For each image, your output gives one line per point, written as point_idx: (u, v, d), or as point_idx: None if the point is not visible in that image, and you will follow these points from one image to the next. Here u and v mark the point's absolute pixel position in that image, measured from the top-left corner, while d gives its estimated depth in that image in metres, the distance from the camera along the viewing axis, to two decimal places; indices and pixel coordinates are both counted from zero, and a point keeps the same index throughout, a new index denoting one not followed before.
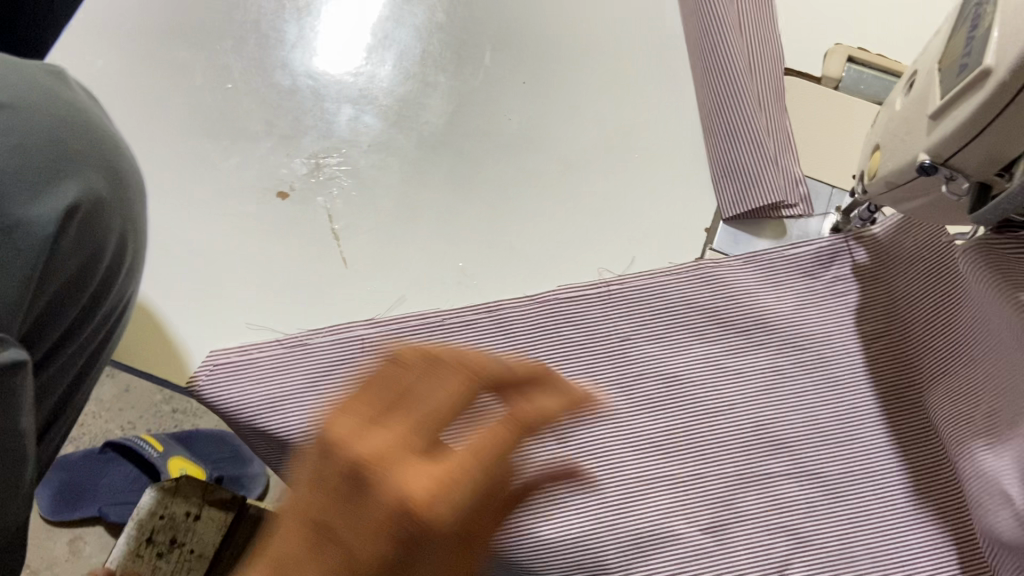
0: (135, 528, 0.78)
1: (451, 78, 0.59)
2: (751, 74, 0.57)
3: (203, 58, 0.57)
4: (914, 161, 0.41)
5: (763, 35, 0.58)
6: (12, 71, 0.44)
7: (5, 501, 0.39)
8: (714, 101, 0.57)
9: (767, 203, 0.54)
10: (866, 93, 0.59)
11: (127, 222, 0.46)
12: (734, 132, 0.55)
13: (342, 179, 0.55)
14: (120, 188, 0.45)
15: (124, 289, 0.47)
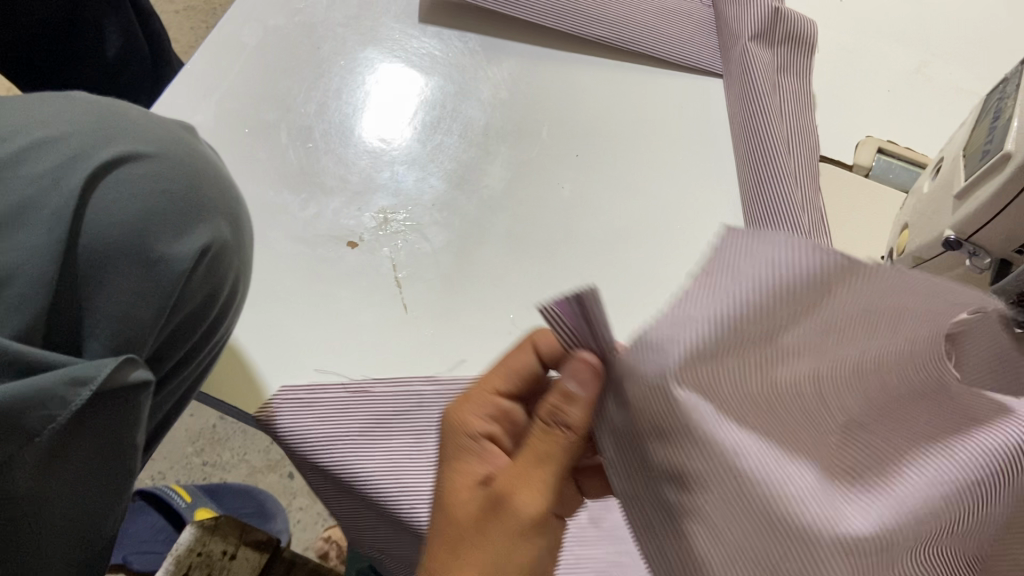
0: (173, 563, 0.79)
1: (511, 147, 0.64)
2: (790, 160, 0.61)
3: (289, 119, 0.62)
4: (939, 237, 0.44)
5: (800, 123, 0.63)
6: (151, 121, 0.45)
7: (110, 504, 0.42)
8: (754, 180, 0.62)
9: None
10: (894, 181, 0.63)
11: (242, 268, 0.45)
12: (774, 212, 0.59)
13: (406, 234, 0.59)
14: (239, 232, 0.45)
15: (213, 333, 0.46)
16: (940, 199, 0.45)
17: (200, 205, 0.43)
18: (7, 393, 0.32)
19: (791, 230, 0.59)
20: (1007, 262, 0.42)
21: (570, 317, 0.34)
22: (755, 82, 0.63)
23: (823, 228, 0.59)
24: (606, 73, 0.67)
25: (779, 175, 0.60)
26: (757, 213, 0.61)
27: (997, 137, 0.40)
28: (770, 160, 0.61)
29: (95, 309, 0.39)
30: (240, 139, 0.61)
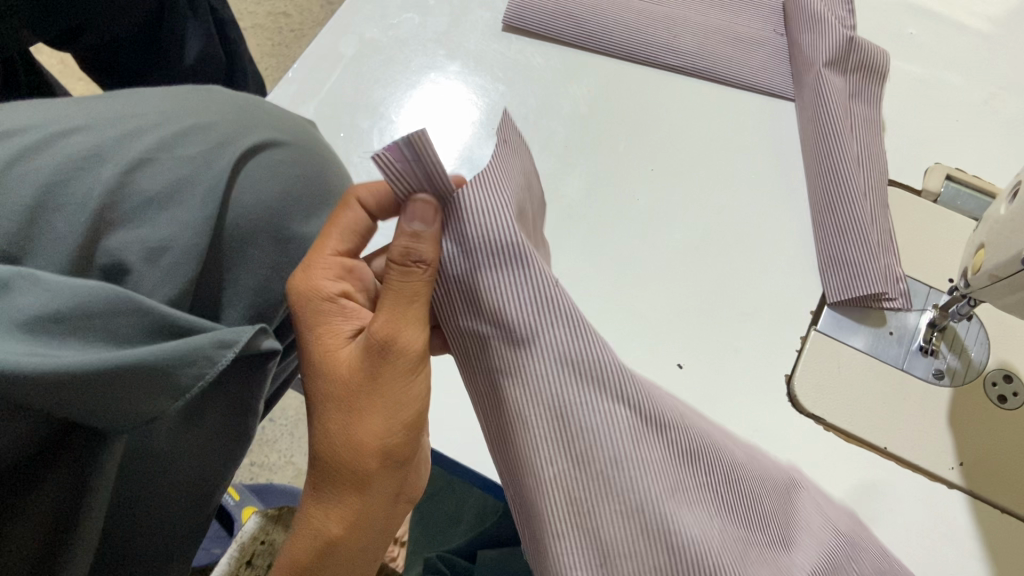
0: (237, 550, 0.81)
1: (589, 162, 0.66)
2: (861, 182, 0.63)
3: (381, 128, 0.65)
4: (1017, 256, 0.46)
5: (872, 148, 0.65)
6: (276, 114, 0.50)
7: (226, 471, 0.44)
8: (827, 200, 0.63)
9: (870, 292, 0.60)
10: (962, 208, 0.65)
11: (351, 254, 0.51)
12: (845, 231, 0.62)
13: None
14: None
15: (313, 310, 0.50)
16: (1017, 221, 0.47)
17: (325, 193, 0.48)
18: (166, 348, 0.35)
19: (861, 248, 0.61)
20: None
21: (399, 161, 0.38)
22: (828, 106, 0.65)
23: (892, 248, 0.61)
24: (680, 94, 0.70)
25: (851, 196, 0.62)
26: (828, 231, 0.63)
27: None
28: (842, 180, 0.63)
29: (237, 280, 0.43)
30: (334, 143, 0.64)
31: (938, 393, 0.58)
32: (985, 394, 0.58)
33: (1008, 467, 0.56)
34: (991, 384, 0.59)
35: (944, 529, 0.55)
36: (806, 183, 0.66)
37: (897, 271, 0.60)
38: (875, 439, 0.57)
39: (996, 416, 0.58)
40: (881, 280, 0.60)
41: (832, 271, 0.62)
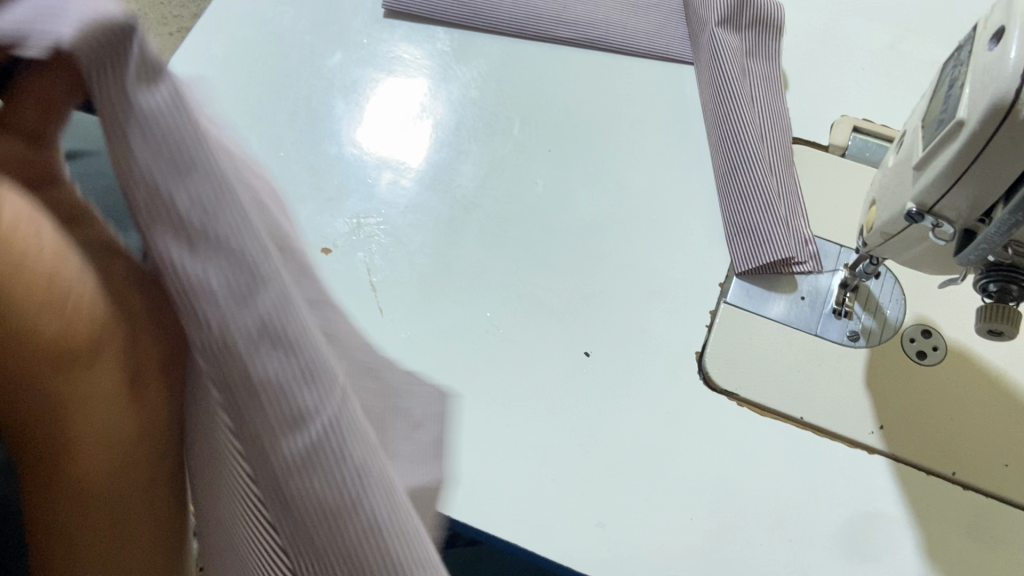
0: None
1: (483, 147, 0.63)
2: (762, 146, 0.61)
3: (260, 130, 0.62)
4: (902, 210, 0.43)
5: (772, 107, 0.63)
6: None
7: None
8: (729, 167, 0.61)
9: (778, 259, 0.58)
10: (871, 159, 0.62)
11: None
12: (749, 197, 0.59)
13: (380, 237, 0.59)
14: None
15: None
16: (901, 173, 0.45)
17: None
18: None
19: (767, 215, 0.59)
20: (970, 231, 0.42)
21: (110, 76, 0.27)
22: (724, 69, 0.63)
23: (800, 211, 0.59)
24: (575, 67, 0.67)
25: (752, 161, 0.60)
26: (733, 199, 0.60)
27: (951, 104, 0.40)
28: (744, 147, 0.61)
29: None
30: None
31: (855, 356, 0.56)
32: (904, 352, 0.56)
33: (929, 425, 0.54)
34: (909, 341, 0.57)
35: (868, 496, 0.53)
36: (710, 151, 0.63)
37: (807, 236, 0.59)
38: (791, 410, 0.55)
39: (914, 373, 0.56)
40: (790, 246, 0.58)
41: (739, 240, 0.59)
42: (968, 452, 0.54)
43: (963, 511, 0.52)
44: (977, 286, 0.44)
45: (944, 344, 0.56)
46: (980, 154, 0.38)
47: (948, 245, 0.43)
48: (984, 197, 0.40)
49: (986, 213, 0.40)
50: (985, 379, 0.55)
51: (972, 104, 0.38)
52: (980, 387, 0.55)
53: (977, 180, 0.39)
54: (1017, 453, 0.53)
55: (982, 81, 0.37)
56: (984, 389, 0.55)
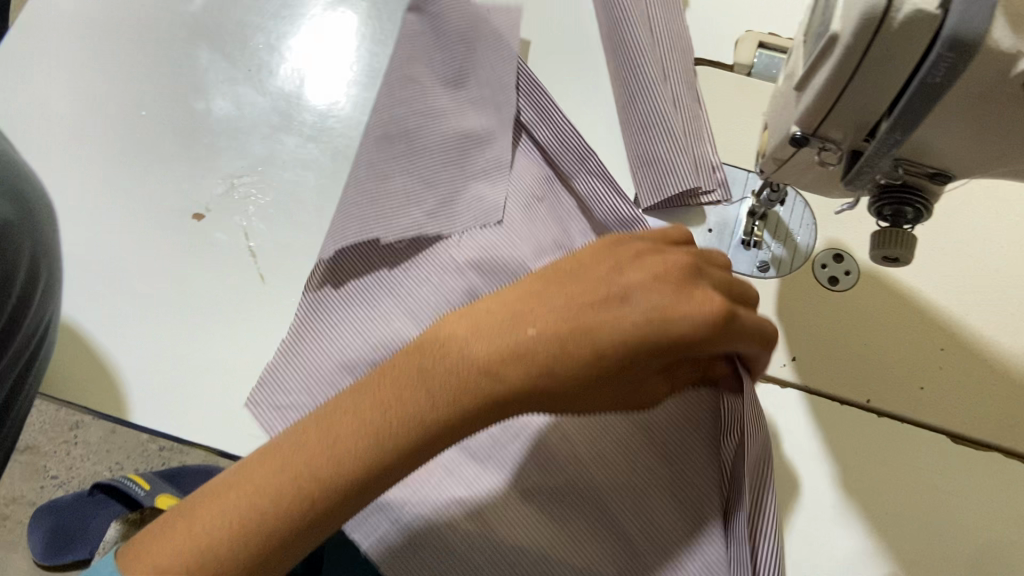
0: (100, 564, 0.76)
1: (365, 91, 0.58)
2: (660, 68, 0.55)
3: (117, 91, 0.57)
4: (786, 134, 0.40)
5: (670, 25, 0.58)
6: None
7: None
8: (629, 96, 0.56)
9: (682, 190, 0.53)
10: (778, 78, 0.59)
11: (35, 243, 0.44)
12: (648, 124, 0.54)
13: (257, 198, 0.55)
14: (26, 212, 0.44)
15: (46, 308, 0.47)
16: (785, 96, 0.41)
17: (21, 178, 0.45)
18: None
19: (672, 143, 0.53)
20: (858, 152, 0.39)
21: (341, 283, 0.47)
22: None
23: (706, 138, 0.54)
24: None
25: (650, 84, 0.55)
26: (636, 127, 0.55)
27: (827, 15, 0.36)
28: (641, 70, 0.55)
29: None
30: (68, 118, 0.56)
31: (764, 288, 0.54)
32: (815, 279, 0.54)
33: (842, 354, 0.52)
34: (820, 267, 0.54)
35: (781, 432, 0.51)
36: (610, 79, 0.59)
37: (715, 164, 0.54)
38: None
39: (826, 301, 0.53)
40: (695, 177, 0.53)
41: (642, 172, 0.55)
42: (883, 379, 0.52)
43: (879, 440, 0.50)
44: (871, 209, 0.41)
45: (856, 268, 0.54)
46: (858, 67, 0.35)
47: (837, 168, 0.40)
48: (866, 113, 0.36)
49: (870, 132, 0.37)
50: (900, 302, 0.53)
51: (846, 15, 0.34)
52: (894, 310, 0.53)
53: (857, 97, 0.36)
54: (935, 376, 0.51)
55: None
56: (898, 312, 0.53)
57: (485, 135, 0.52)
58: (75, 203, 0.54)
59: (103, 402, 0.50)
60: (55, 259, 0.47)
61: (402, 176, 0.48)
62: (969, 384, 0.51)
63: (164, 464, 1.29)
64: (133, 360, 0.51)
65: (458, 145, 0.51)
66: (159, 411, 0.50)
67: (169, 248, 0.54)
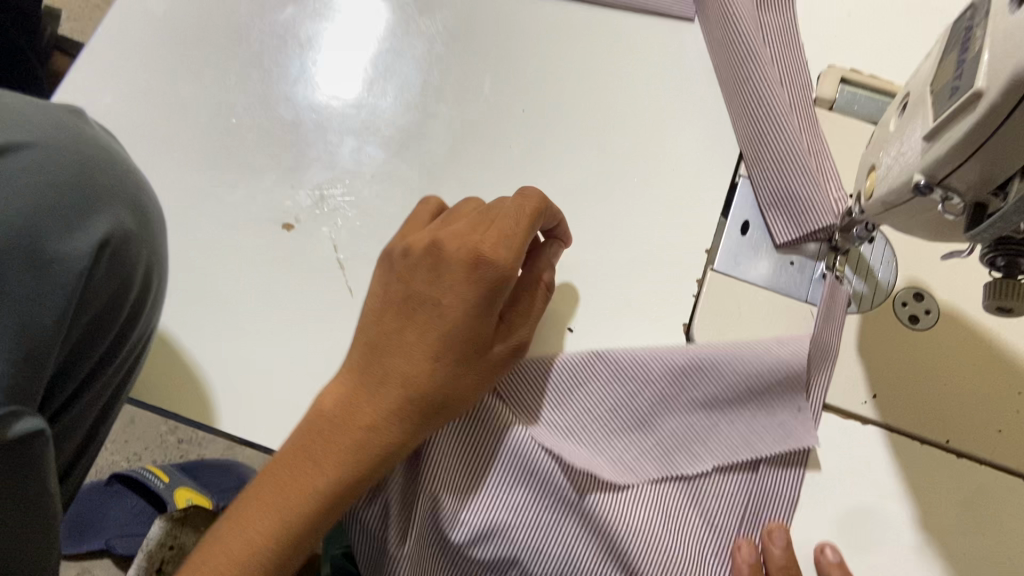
0: (145, 560, 0.76)
1: (452, 108, 0.58)
2: (767, 98, 0.56)
3: (207, 97, 0.57)
4: (908, 181, 0.41)
5: (753, 38, 0.57)
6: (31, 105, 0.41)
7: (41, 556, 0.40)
8: (750, 136, 0.57)
9: (823, 227, 0.53)
10: (860, 113, 0.59)
11: (152, 252, 0.44)
12: (772, 161, 0.55)
13: (345, 211, 0.55)
14: (145, 220, 0.43)
15: (150, 318, 0.47)
16: (908, 139, 0.42)
17: (139, 187, 0.44)
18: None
19: (801, 178, 0.54)
20: (981, 204, 0.39)
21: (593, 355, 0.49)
22: (735, 18, 0.58)
23: (833, 171, 0.54)
24: (550, 13, 0.62)
25: (775, 111, 0.55)
26: (758, 154, 0.56)
27: (966, 71, 0.37)
28: (763, 98, 0.56)
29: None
30: (159, 122, 0.57)
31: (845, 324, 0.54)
32: (895, 316, 0.54)
33: (922, 395, 0.53)
34: (900, 305, 0.55)
35: (859, 468, 0.52)
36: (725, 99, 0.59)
37: (841, 200, 0.53)
38: None
39: (906, 340, 0.54)
40: (819, 215, 0.53)
41: (780, 212, 0.55)
42: (963, 420, 0.52)
43: (957, 481, 0.51)
44: (981, 257, 0.42)
45: (936, 307, 0.55)
46: (1001, 126, 0.35)
47: (956, 218, 0.41)
48: (998, 169, 0.37)
49: (999, 186, 0.38)
50: (979, 345, 0.54)
51: (993, 75, 0.34)
52: (973, 352, 0.53)
53: (994, 154, 0.36)
54: (1014, 421, 0.52)
55: (1003, 48, 0.34)
56: (977, 354, 0.53)
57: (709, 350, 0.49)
58: (164, 208, 0.55)
59: (192, 408, 0.50)
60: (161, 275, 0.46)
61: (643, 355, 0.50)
62: None
63: (182, 457, 1.30)
64: (220, 367, 0.51)
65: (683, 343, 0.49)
66: (246, 420, 0.50)
67: (258, 257, 0.54)
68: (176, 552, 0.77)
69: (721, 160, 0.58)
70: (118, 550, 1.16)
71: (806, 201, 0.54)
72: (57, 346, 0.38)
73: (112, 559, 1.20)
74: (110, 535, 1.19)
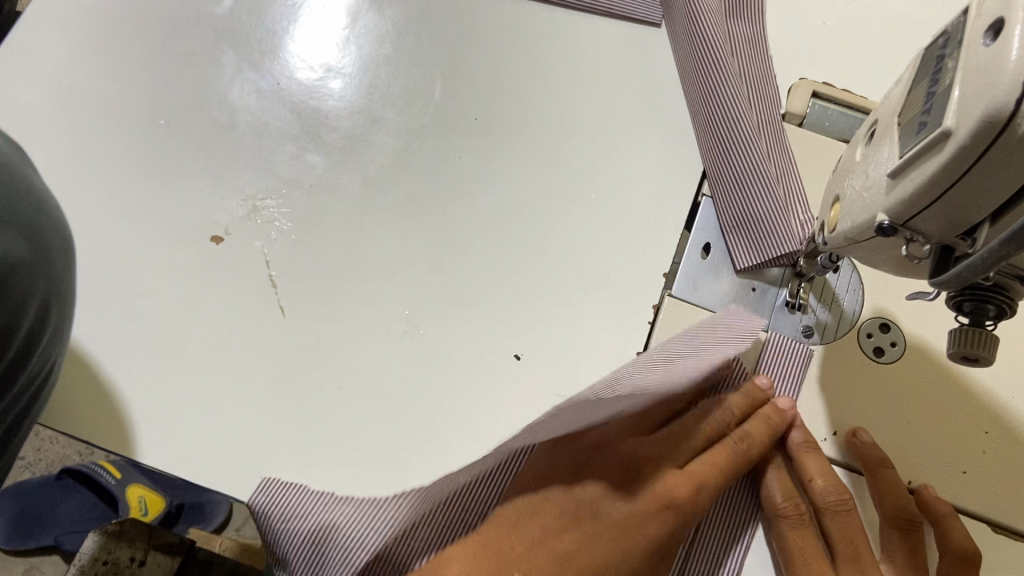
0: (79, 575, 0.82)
1: (400, 114, 0.55)
2: (732, 111, 0.52)
3: (137, 96, 0.54)
4: (870, 220, 0.38)
5: (719, 44, 0.54)
6: None
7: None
8: (713, 151, 0.53)
9: (784, 253, 0.50)
10: (831, 129, 0.56)
11: (50, 284, 0.43)
12: (736, 180, 0.52)
13: (281, 223, 0.51)
14: (40, 250, 0.42)
15: (49, 351, 0.44)
16: (873, 172, 0.39)
17: (37, 210, 0.43)
18: None
19: (765, 201, 0.51)
20: (947, 247, 0.36)
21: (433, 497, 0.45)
22: (701, 22, 0.54)
23: (800, 195, 0.51)
24: (508, 13, 0.58)
25: (741, 129, 0.52)
26: (721, 174, 0.53)
27: (935, 107, 0.34)
28: (729, 113, 0.53)
29: None
30: (84, 122, 0.53)
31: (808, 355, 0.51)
32: (861, 350, 0.51)
33: (885, 434, 0.50)
34: (866, 337, 0.52)
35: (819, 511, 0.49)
36: (688, 111, 0.56)
37: (806, 225, 0.50)
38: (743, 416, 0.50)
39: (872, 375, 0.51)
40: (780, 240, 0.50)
41: (742, 236, 0.52)
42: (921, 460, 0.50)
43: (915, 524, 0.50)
44: (949, 301, 0.39)
45: (903, 340, 0.52)
46: (970, 169, 0.32)
47: (921, 260, 0.38)
48: (967, 214, 0.34)
49: (967, 232, 0.35)
50: (945, 382, 0.51)
51: (963, 114, 0.31)
52: (940, 389, 0.51)
53: (962, 199, 0.33)
54: (978, 463, 0.50)
55: (974, 85, 0.31)
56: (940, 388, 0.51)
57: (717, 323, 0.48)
58: (87, 215, 0.51)
59: (110, 437, 0.47)
60: (64, 303, 0.45)
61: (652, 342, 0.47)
62: (1012, 470, 0.49)
63: None
64: (139, 391, 0.47)
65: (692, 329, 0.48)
66: (168, 449, 0.47)
67: (184, 271, 0.50)
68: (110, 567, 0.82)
69: (682, 177, 0.54)
70: (67, 547, 1.12)
71: (768, 225, 0.51)
72: None
73: (60, 556, 1.17)
74: (60, 530, 1.15)
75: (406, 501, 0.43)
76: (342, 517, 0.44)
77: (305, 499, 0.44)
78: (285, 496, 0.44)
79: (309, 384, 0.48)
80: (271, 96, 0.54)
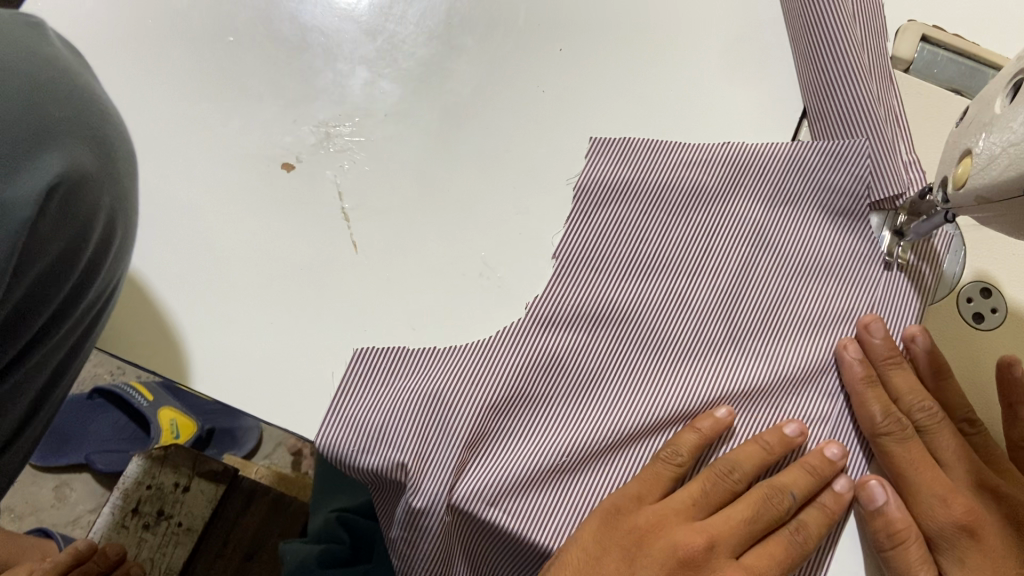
0: (122, 499, 0.92)
1: (480, 41, 0.51)
2: (840, 39, 0.48)
3: (202, 8, 0.50)
4: (1018, 179, 0.34)
5: None
6: (77, 59, 0.42)
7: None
8: (813, 84, 0.49)
9: (889, 194, 0.45)
10: (939, 77, 0.52)
11: (117, 198, 0.40)
12: (836, 115, 0.48)
13: (353, 153, 0.49)
14: (110, 161, 0.39)
15: (117, 267, 0.43)
16: (1023, 123, 0.35)
17: (104, 118, 0.40)
18: None
19: (865, 132, 0.46)
20: None
21: (556, 318, 0.45)
22: None
23: (905, 128, 0.46)
24: None
25: (846, 59, 0.47)
26: (820, 109, 0.49)
27: None
28: (835, 42, 0.48)
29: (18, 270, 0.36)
30: (146, 38, 0.50)
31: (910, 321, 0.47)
32: (959, 314, 0.49)
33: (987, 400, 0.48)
34: (965, 301, 0.49)
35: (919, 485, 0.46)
36: (791, 45, 0.52)
37: (911, 163, 0.45)
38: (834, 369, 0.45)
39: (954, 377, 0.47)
40: (868, 169, 0.45)
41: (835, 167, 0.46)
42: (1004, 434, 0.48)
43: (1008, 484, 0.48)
44: None
45: (1005, 305, 0.49)
46: None
47: None
48: None
49: None
50: None
51: None
52: None
53: None
54: None
55: None
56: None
57: (792, 187, 0.47)
58: (153, 135, 0.48)
59: (175, 369, 0.45)
60: (130, 219, 0.42)
61: (714, 202, 0.47)
62: None
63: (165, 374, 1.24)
64: (209, 322, 0.45)
65: (770, 185, 0.47)
66: (234, 386, 0.45)
67: (253, 200, 0.48)
68: (154, 491, 0.92)
69: (780, 120, 0.51)
70: (99, 466, 1.12)
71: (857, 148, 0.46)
72: (46, 260, 0.38)
73: (91, 476, 1.16)
74: (91, 449, 1.15)
75: (523, 334, 0.44)
76: (442, 380, 0.43)
77: (403, 359, 0.44)
78: (382, 365, 0.44)
79: (380, 324, 0.46)
80: (342, 16, 0.51)
